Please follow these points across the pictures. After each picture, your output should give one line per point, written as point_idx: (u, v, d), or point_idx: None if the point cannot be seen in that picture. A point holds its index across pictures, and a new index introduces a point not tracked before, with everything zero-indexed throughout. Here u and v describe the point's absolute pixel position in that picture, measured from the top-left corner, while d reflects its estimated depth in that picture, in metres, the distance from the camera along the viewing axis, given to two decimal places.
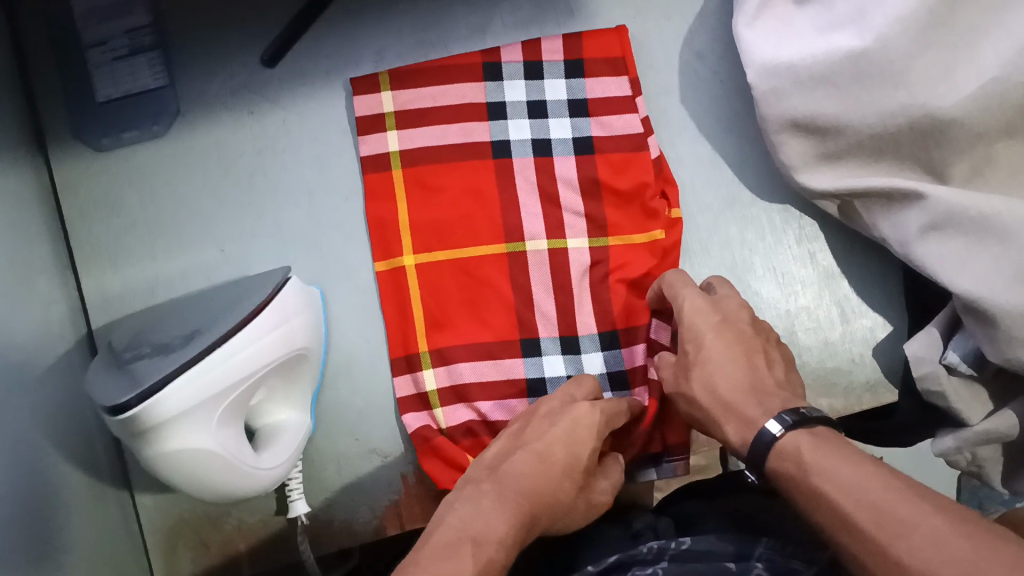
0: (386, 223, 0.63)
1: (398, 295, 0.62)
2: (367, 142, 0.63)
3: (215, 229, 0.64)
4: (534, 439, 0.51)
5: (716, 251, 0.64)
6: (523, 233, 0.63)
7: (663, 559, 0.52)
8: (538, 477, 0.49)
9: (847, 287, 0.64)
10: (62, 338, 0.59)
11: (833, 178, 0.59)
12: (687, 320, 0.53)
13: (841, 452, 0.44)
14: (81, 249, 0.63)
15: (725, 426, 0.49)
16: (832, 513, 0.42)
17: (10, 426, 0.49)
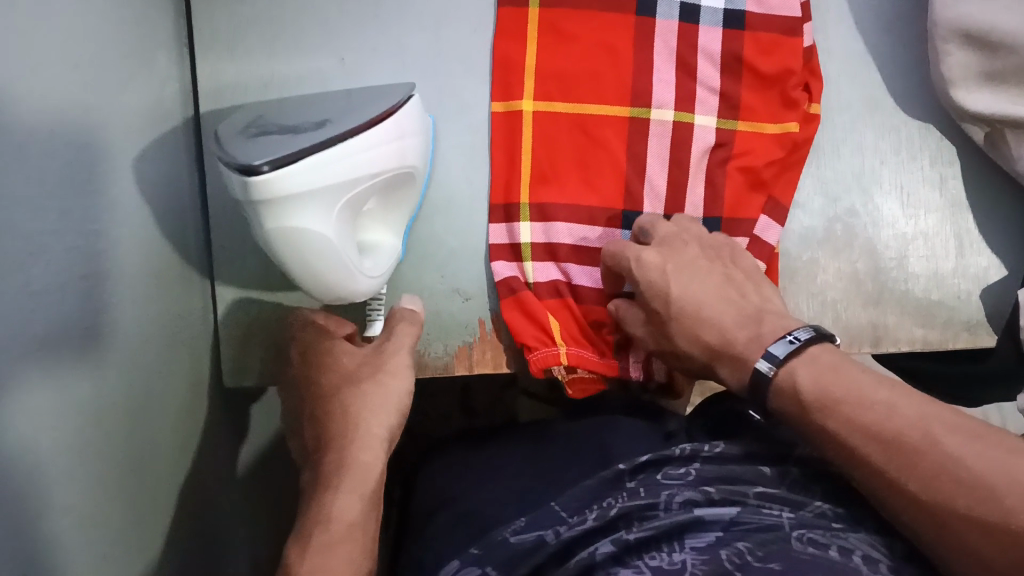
0: (511, 63, 0.60)
1: (510, 139, 0.60)
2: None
3: (338, 36, 0.62)
4: (344, 384, 0.52)
5: (847, 156, 0.61)
6: (650, 100, 0.60)
7: (695, 461, 0.55)
8: (341, 435, 0.50)
9: (972, 222, 0.61)
10: (171, 115, 0.58)
11: (991, 101, 0.56)
12: (642, 282, 0.53)
13: (837, 379, 0.46)
14: (201, 31, 0.61)
15: (719, 368, 0.51)
16: (841, 444, 0.46)
17: (118, 184, 0.49)
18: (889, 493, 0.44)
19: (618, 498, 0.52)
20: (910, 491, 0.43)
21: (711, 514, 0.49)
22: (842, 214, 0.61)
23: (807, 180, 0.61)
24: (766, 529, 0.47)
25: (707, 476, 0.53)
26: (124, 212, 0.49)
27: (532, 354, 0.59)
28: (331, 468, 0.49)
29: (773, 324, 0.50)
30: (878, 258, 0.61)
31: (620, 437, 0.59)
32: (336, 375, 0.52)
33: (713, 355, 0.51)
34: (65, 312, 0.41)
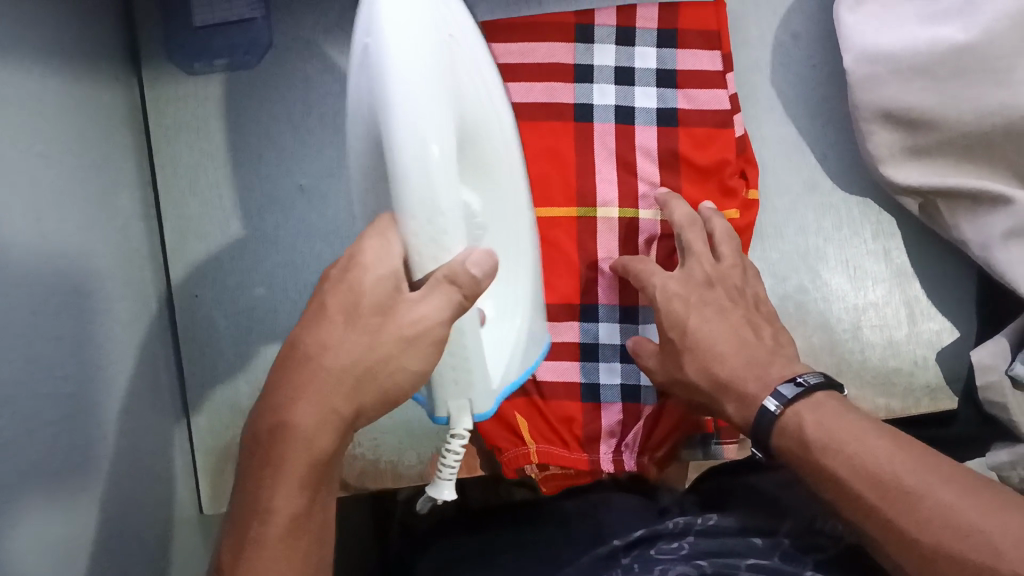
0: None
1: None
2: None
3: (294, 165, 0.65)
4: (341, 355, 0.42)
5: (791, 235, 0.63)
6: (595, 198, 0.62)
7: (688, 534, 0.56)
8: (320, 393, 0.42)
9: (919, 289, 0.63)
10: (137, 254, 0.60)
11: (920, 175, 0.58)
12: (664, 307, 0.55)
13: (842, 424, 0.48)
14: (164, 169, 0.64)
15: (725, 404, 0.53)
16: (839, 490, 0.47)
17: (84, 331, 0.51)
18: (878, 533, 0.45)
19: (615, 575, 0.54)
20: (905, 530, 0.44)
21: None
22: (793, 292, 0.63)
23: (755, 263, 0.63)
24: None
25: (698, 551, 0.54)
26: (90, 351, 0.51)
27: (503, 453, 0.61)
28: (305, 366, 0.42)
29: (780, 369, 0.52)
30: (832, 331, 0.63)
31: (614, 518, 0.60)
32: (341, 291, 0.42)
33: (717, 388, 0.53)
34: (28, 455, 0.42)
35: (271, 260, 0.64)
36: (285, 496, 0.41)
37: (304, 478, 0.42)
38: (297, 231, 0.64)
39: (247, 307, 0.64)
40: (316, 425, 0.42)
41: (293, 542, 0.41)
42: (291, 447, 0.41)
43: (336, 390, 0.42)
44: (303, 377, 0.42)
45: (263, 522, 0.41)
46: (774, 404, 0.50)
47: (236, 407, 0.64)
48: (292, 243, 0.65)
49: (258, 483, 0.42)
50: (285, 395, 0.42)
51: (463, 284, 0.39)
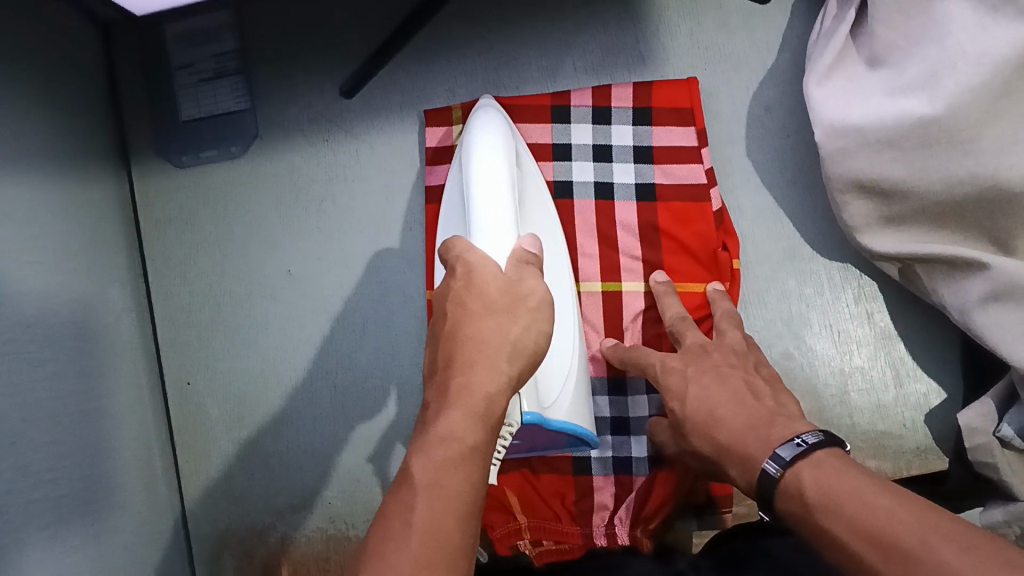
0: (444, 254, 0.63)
1: None
2: (433, 174, 0.64)
3: (283, 250, 0.65)
4: (485, 319, 0.42)
5: (774, 302, 0.64)
6: (578, 274, 0.63)
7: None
8: (470, 359, 0.41)
9: (904, 350, 0.64)
10: (130, 346, 0.61)
11: (895, 241, 0.60)
12: (662, 381, 0.55)
13: (839, 483, 0.41)
14: (155, 261, 0.66)
15: (731, 469, 0.48)
16: (840, 551, 0.40)
17: (72, 429, 0.51)
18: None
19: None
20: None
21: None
22: (779, 359, 0.64)
23: None
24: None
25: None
26: (79, 451, 0.52)
27: (494, 531, 0.62)
28: (460, 341, 0.42)
29: (782, 430, 0.47)
30: (819, 397, 0.64)
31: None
32: (471, 291, 0.43)
33: (722, 455, 0.49)
34: (18, 562, 0.43)
35: (261, 345, 0.65)
36: (456, 429, 0.39)
37: (468, 454, 0.38)
38: (285, 316, 0.65)
39: (239, 393, 0.65)
40: (492, 387, 0.40)
41: (432, 489, 0.37)
42: (460, 398, 0.39)
43: (478, 360, 0.41)
44: (470, 344, 0.41)
45: (417, 489, 0.37)
46: (776, 465, 0.44)
47: (230, 492, 0.64)
48: (281, 328, 0.65)
49: (417, 454, 0.39)
50: (442, 374, 0.41)
51: (532, 260, 0.46)
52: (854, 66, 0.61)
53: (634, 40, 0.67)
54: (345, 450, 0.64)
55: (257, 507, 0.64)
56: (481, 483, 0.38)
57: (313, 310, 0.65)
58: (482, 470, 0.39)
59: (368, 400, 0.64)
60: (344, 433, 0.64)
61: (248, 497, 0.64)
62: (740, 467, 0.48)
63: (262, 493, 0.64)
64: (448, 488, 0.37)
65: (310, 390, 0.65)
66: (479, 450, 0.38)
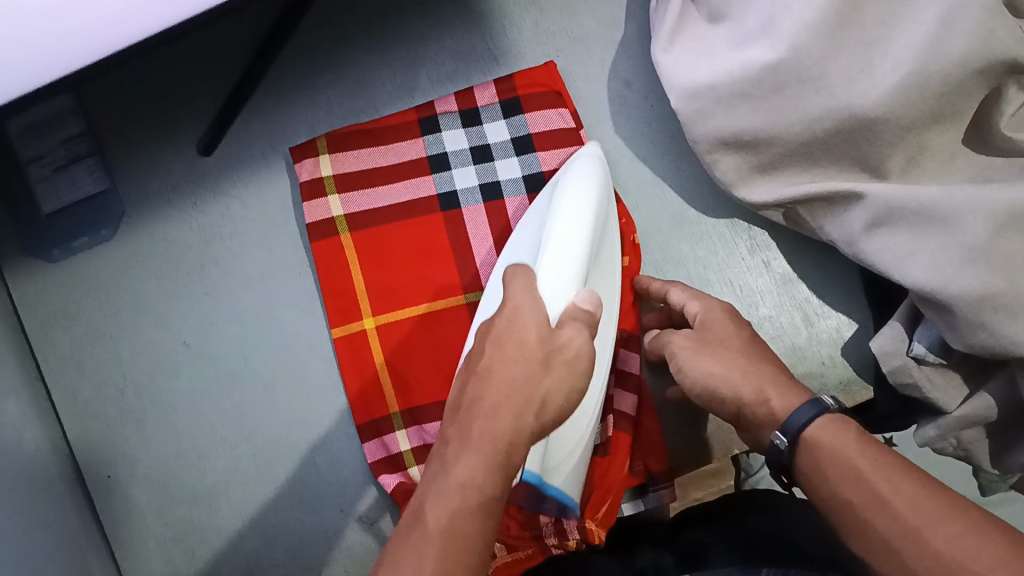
0: (342, 290, 0.63)
1: (357, 360, 0.62)
2: (311, 210, 0.64)
3: (176, 323, 0.64)
4: (491, 367, 0.44)
5: (672, 271, 0.64)
6: (481, 281, 0.63)
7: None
8: (494, 402, 0.42)
9: (806, 291, 0.64)
10: (39, 455, 0.59)
11: (771, 189, 0.60)
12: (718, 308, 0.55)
13: (876, 445, 0.45)
14: (48, 363, 0.64)
15: (770, 391, 0.49)
16: (860, 493, 0.43)
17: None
18: (887, 533, 0.42)
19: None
20: (936, 548, 0.40)
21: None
22: None
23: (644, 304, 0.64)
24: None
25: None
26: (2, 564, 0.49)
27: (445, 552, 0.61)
28: (489, 381, 0.43)
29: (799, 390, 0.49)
30: None
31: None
32: (510, 330, 0.46)
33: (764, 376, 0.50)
34: None
35: (175, 423, 0.63)
36: (471, 476, 0.40)
37: (483, 505, 0.39)
38: (192, 389, 0.64)
39: (162, 476, 0.63)
40: (512, 420, 0.42)
41: (448, 543, 0.38)
42: (475, 445, 0.41)
43: (497, 394, 0.42)
44: (496, 373, 0.44)
45: (429, 536, 0.38)
46: (826, 402, 0.48)
47: None
48: (190, 401, 0.64)
49: (431, 500, 0.40)
50: (464, 411, 0.43)
51: (585, 316, 0.48)
52: (697, 24, 0.61)
53: (482, 41, 0.67)
54: (282, 511, 0.62)
55: None
56: (484, 540, 0.39)
57: (219, 376, 0.64)
58: (493, 524, 0.40)
59: (293, 455, 0.63)
60: (278, 494, 0.63)
61: None
62: (783, 395, 0.49)
63: (207, 572, 0.62)
64: (461, 541, 0.38)
65: (233, 457, 0.63)
66: (491, 500, 0.39)
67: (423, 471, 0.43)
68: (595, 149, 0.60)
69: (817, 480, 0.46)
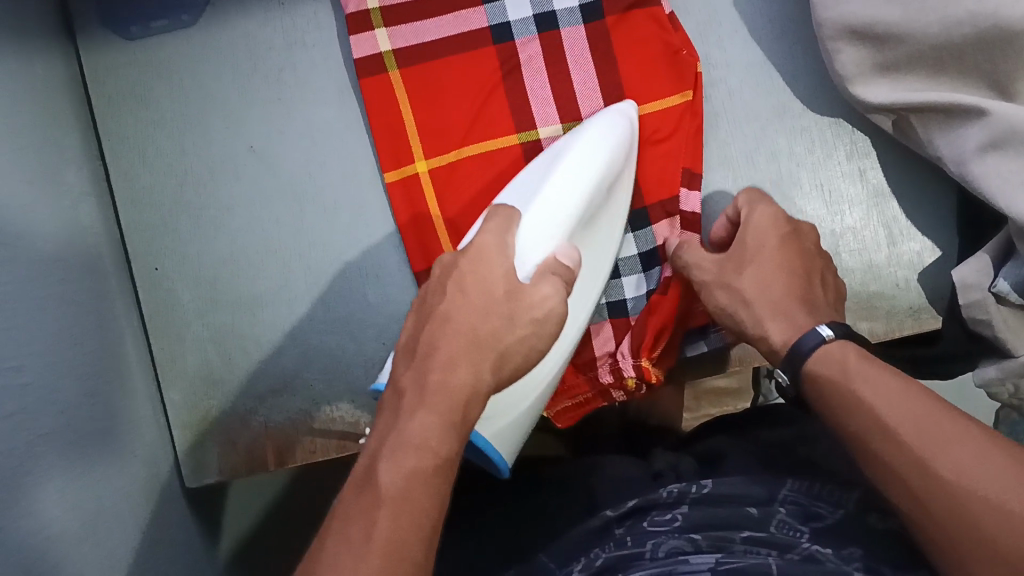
0: (394, 125, 0.62)
1: (411, 199, 0.61)
2: (357, 44, 0.61)
3: (244, 125, 0.62)
4: (452, 311, 0.44)
5: (762, 162, 0.62)
6: (535, 121, 0.62)
7: (682, 503, 0.54)
8: (455, 351, 0.43)
9: (897, 208, 0.61)
10: (91, 233, 0.57)
11: (889, 91, 0.56)
12: (754, 222, 0.54)
13: (880, 367, 0.46)
14: (111, 142, 0.62)
15: (767, 322, 0.51)
16: (869, 420, 0.44)
17: (41, 321, 0.48)
18: (894, 462, 0.43)
19: (605, 549, 0.52)
20: (942, 475, 0.41)
21: (696, 561, 0.48)
22: None
23: (711, 185, 0.62)
24: (770, 546, 0.50)
25: (693, 522, 0.52)
26: (48, 333, 0.48)
27: None
28: (449, 325, 0.44)
29: (807, 316, 0.50)
30: None
31: (602, 483, 0.58)
32: (475, 272, 0.46)
33: (770, 311, 0.51)
34: None
35: (228, 226, 0.62)
36: (425, 436, 0.41)
37: (436, 468, 0.40)
38: (250, 193, 0.62)
39: (209, 277, 0.62)
40: (470, 370, 0.43)
41: (397, 505, 0.39)
42: (434, 403, 0.41)
43: (461, 349, 0.43)
44: (457, 332, 0.43)
45: (379, 497, 0.39)
46: (825, 332, 0.48)
47: (207, 378, 0.62)
48: (248, 206, 0.62)
49: (383, 460, 0.41)
50: (423, 358, 0.43)
51: (561, 272, 0.48)
52: None
53: None
54: (323, 331, 0.61)
55: (235, 393, 0.62)
56: (442, 492, 0.41)
57: (281, 187, 0.62)
58: (446, 485, 0.41)
59: (344, 280, 0.62)
60: (322, 315, 0.62)
61: (226, 382, 0.62)
62: (782, 322, 0.51)
63: (242, 376, 0.62)
64: (413, 502, 0.39)
65: (281, 269, 0.62)
66: (445, 460, 0.41)
67: (379, 415, 0.44)
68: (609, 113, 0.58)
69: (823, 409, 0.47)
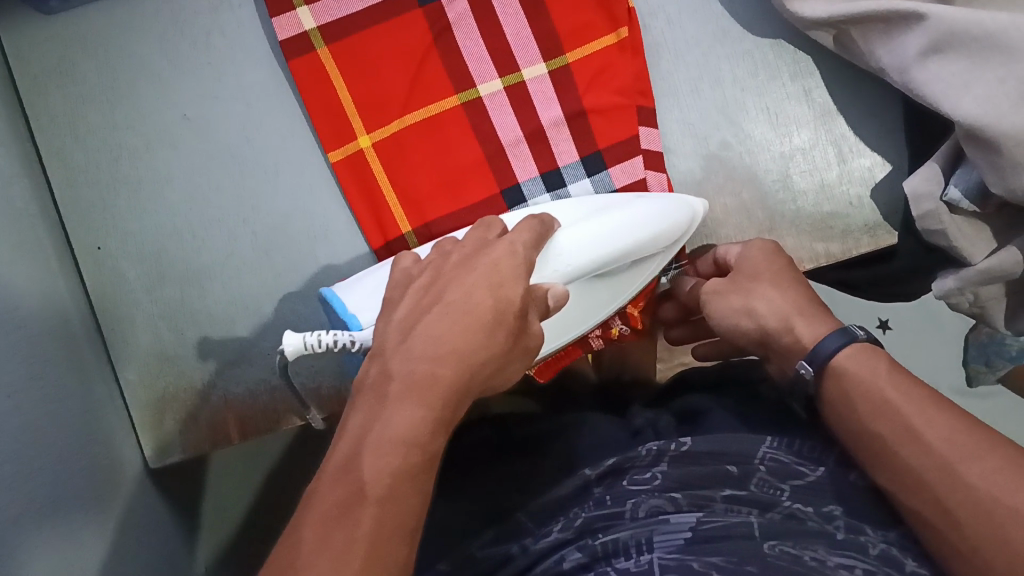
0: (331, 106, 0.60)
1: (361, 174, 0.60)
2: (281, 25, 0.60)
3: (177, 92, 0.61)
4: (460, 301, 0.42)
5: (708, 91, 0.61)
6: (473, 80, 0.60)
7: (661, 461, 0.53)
8: (442, 346, 0.40)
9: (845, 125, 0.61)
10: (28, 213, 0.56)
11: (827, 5, 0.56)
12: (756, 250, 0.55)
13: (907, 379, 0.47)
14: (40, 120, 0.61)
15: (796, 324, 0.51)
16: (896, 426, 0.45)
17: None
18: (918, 466, 0.43)
19: (584, 508, 0.52)
20: (968, 481, 0.41)
21: (678, 520, 0.47)
22: (716, 150, 0.61)
23: (665, 124, 0.61)
24: (753, 504, 0.49)
25: (675, 480, 0.51)
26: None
27: None
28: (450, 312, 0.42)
29: (830, 321, 0.51)
30: (761, 185, 0.61)
31: (583, 442, 0.57)
32: (500, 267, 0.44)
33: (803, 310, 0.51)
34: None
35: (169, 197, 0.61)
36: (412, 428, 0.38)
37: (423, 464, 0.38)
38: (188, 163, 0.61)
39: (154, 251, 0.60)
40: (453, 372, 0.40)
41: (386, 504, 0.36)
42: (424, 395, 0.39)
43: (445, 353, 0.40)
44: (453, 322, 0.41)
45: (367, 498, 0.35)
46: (856, 332, 0.49)
47: (161, 356, 0.60)
48: (187, 175, 0.61)
49: (368, 452, 0.37)
50: (394, 352, 0.41)
51: (541, 307, 0.46)
52: None
53: None
54: (277, 297, 0.60)
55: (193, 369, 0.60)
56: (422, 491, 0.37)
57: (219, 154, 0.61)
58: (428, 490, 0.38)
59: (294, 243, 0.60)
60: (275, 283, 0.60)
61: (181, 358, 0.60)
62: (811, 323, 0.51)
63: (197, 351, 0.60)
64: (395, 514, 0.36)
65: (227, 238, 0.60)
66: (429, 455, 0.38)
67: (352, 404, 0.40)
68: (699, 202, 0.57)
69: (843, 406, 0.47)
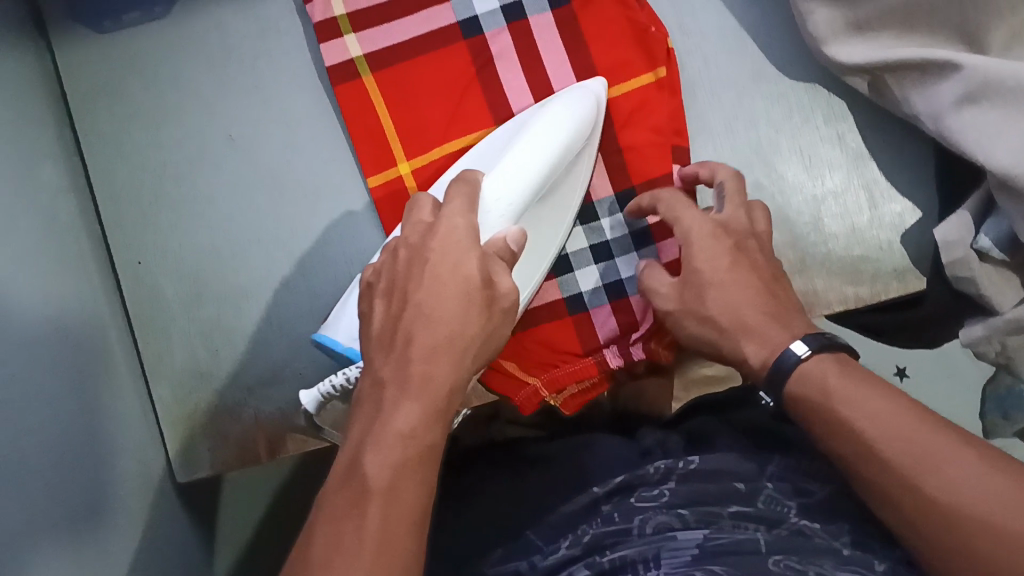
0: (373, 132, 0.61)
1: (398, 201, 0.61)
2: (327, 51, 0.61)
3: (222, 115, 0.62)
4: (427, 298, 0.43)
5: (742, 131, 0.62)
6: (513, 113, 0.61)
7: (671, 479, 0.53)
8: (437, 344, 0.42)
9: (876, 171, 0.61)
10: (72, 228, 0.57)
11: (864, 51, 0.57)
12: (688, 235, 0.53)
13: (861, 376, 0.46)
14: (87, 137, 0.62)
15: (743, 344, 0.50)
16: (855, 441, 0.44)
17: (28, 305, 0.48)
18: (881, 481, 0.43)
19: (593, 525, 0.52)
20: (933, 497, 0.42)
21: (685, 537, 0.48)
22: (749, 189, 0.62)
23: (699, 163, 0.62)
24: (759, 522, 0.50)
25: (682, 497, 0.52)
26: (36, 322, 0.48)
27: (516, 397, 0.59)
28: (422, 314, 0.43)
29: (800, 325, 0.50)
30: (793, 226, 0.61)
31: (592, 458, 0.57)
32: (444, 259, 0.44)
33: (755, 327, 0.50)
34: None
35: (209, 216, 0.62)
36: (411, 428, 0.40)
37: (421, 458, 0.40)
38: (230, 184, 0.62)
39: (192, 269, 0.61)
40: (447, 368, 0.42)
41: (389, 498, 0.38)
42: (419, 394, 0.41)
43: (437, 341, 0.42)
44: (427, 314, 0.42)
45: (371, 497, 0.38)
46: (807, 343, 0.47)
47: (194, 373, 0.61)
48: (228, 196, 0.62)
49: (367, 451, 0.39)
50: (401, 349, 0.42)
51: (505, 255, 0.47)
52: None
53: None
54: (309, 318, 0.61)
55: (224, 387, 0.61)
56: (427, 481, 0.40)
57: (260, 176, 0.62)
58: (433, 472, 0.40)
59: (330, 266, 0.61)
60: (309, 305, 0.61)
61: (212, 375, 0.61)
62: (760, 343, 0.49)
63: (229, 369, 0.61)
64: (402, 504, 0.38)
65: (264, 259, 0.62)
66: (430, 449, 0.40)
67: (359, 409, 0.42)
68: (592, 89, 0.58)
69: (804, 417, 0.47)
